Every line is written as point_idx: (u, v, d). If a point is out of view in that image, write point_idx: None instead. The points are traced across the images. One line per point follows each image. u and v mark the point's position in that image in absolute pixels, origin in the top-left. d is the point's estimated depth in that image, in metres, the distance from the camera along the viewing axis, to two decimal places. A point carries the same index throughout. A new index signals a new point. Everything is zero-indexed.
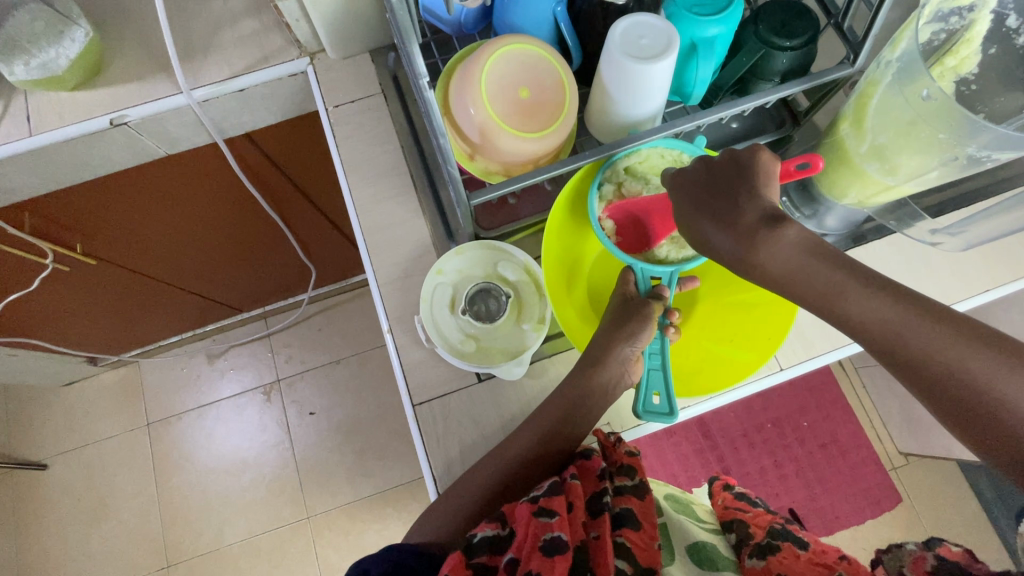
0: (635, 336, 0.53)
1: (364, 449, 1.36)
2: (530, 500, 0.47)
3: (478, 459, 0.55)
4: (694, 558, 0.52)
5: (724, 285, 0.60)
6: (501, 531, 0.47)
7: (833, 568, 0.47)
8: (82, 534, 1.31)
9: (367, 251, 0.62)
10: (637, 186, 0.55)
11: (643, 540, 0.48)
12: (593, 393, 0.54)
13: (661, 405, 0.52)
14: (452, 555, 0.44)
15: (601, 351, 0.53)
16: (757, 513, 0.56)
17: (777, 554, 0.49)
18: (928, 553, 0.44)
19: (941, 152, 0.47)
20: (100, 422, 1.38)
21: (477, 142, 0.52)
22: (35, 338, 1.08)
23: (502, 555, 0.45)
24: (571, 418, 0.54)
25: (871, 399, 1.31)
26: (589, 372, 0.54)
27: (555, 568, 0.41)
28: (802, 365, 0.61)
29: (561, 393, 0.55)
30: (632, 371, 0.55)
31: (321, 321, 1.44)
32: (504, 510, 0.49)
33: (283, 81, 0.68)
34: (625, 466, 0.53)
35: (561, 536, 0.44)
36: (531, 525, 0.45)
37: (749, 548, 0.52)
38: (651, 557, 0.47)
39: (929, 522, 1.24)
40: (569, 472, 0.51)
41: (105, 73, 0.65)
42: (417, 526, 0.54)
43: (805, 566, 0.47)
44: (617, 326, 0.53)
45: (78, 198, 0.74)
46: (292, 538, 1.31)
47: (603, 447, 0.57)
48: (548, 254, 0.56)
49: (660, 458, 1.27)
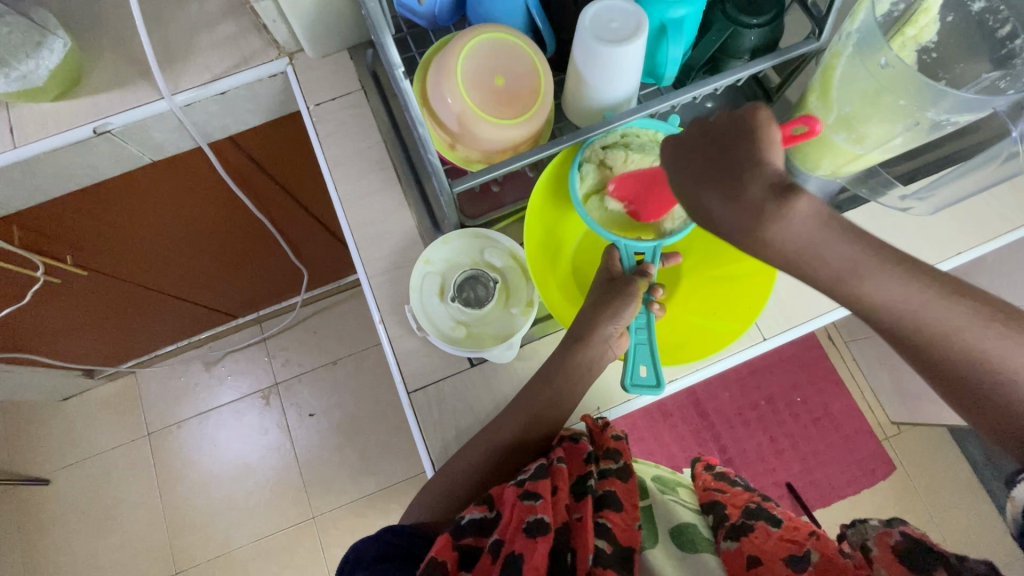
0: (617, 314, 0.54)
1: (367, 448, 1.37)
2: (517, 484, 0.49)
3: (472, 440, 0.56)
4: (677, 541, 0.53)
5: (708, 261, 0.62)
6: (488, 514, 0.48)
7: (802, 543, 0.48)
8: (89, 546, 1.32)
9: (355, 246, 0.63)
10: (620, 153, 0.55)
11: (624, 521, 0.49)
12: (579, 369, 0.56)
13: (649, 377, 0.54)
14: (440, 537, 0.46)
15: (586, 329, 0.55)
16: (734, 493, 0.57)
17: (749, 534, 0.51)
18: (893, 530, 0.45)
19: (904, 119, 0.48)
20: (100, 434, 1.38)
21: (456, 132, 0.53)
22: (30, 353, 1.08)
23: (488, 537, 0.46)
24: (558, 397, 0.56)
25: (861, 370, 1.33)
26: (575, 349, 0.56)
27: (538, 547, 0.42)
28: (784, 335, 0.62)
29: (549, 370, 0.56)
30: (615, 344, 0.56)
31: (316, 323, 1.45)
32: (492, 494, 0.51)
33: (264, 82, 0.69)
34: (612, 450, 0.55)
35: (545, 516, 0.44)
36: (516, 507, 0.46)
37: (724, 530, 0.53)
38: (631, 537, 0.48)
39: (923, 488, 1.27)
40: (556, 456, 0.53)
41: (86, 82, 0.66)
42: (415, 508, 0.55)
43: (775, 544, 0.49)
44: (601, 304, 0.55)
45: (65, 209, 0.75)
46: (300, 539, 1.32)
47: (591, 432, 0.58)
48: (531, 237, 0.58)
49: (658, 440, 1.28)
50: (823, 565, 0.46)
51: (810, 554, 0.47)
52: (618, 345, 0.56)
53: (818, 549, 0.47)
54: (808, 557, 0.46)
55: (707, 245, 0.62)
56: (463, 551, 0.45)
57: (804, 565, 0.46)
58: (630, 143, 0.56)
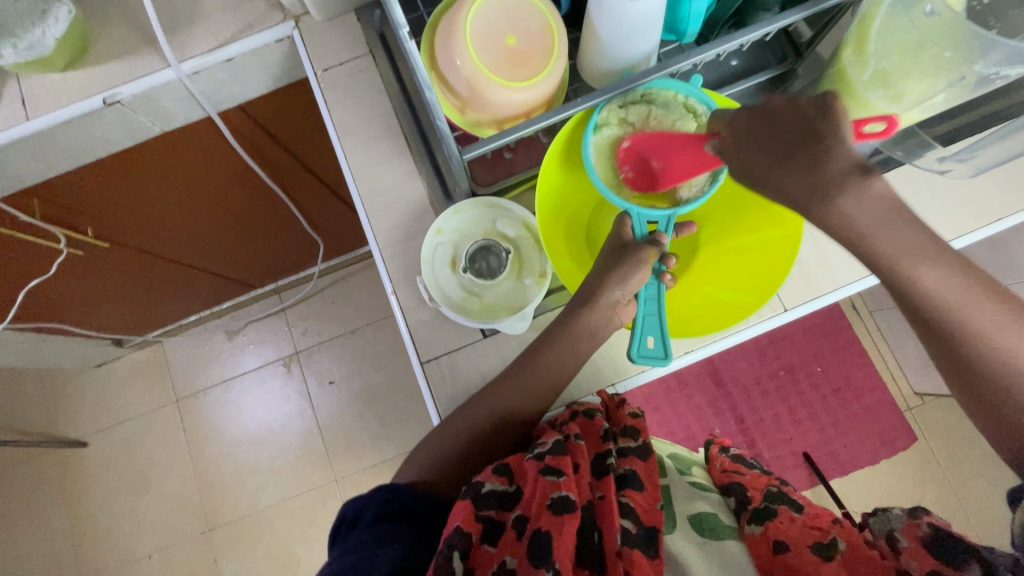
0: (625, 278, 0.54)
1: (385, 414, 1.40)
2: (537, 458, 0.49)
3: (472, 395, 0.57)
4: (696, 527, 0.53)
5: (725, 232, 0.61)
6: (508, 487, 0.49)
7: (827, 531, 0.49)
8: (126, 504, 1.39)
9: (366, 216, 0.62)
10: (642, 112, 0.54)
11: (646, 501, 0.49)
12: (589, 335, 0.56)
13: (656, 348, 0.53)
14: (461, 507, 0.45)
15: (591, 294, 0.56)
16: (753, 477, 0.59)
17: (774, 519, 0.51)
18: (919, 521, 0.47)
19: (949, 73, 0.45)
20: (132, 400, 1.44)
21: (466, 96, 0.51)
22: (60, 323, 1.12)
23: (509, 511, 0.47)
24: (564, 366, 0.56)
25: (886, 341, 1.30)
26: (580, 312, 0.56)
27: (566, 526, 0.43)
28: (804, 308, 0.61)
29: (562, 340, 0.56)
30: (621, 312, 0.57)
31: (334, 294, 1.46)
32: (510, 464, 0.51)
33: (270, 47, 0.67)
34: (629, 428, 0.56)
35: (570, 494, 0.45)
36: (539, 484, 0.46)
37: (748, 514, 0.53)
38: (654, 516, 0.48)
39: (945, 460, 1.25)
40: (573, 432, 0.53)
41: (93, 51, 0.65)
42: (406, 470, 0.56)
43: (800, 531, 0.49)
44: (607, 272, 0.55)
45: (81, 181, 0.75)
46: (323, 500, 1.37)
47: (607, 407, 0.59)
48: (542, 203, 0.56)
49: (674, 409, 1.28)
50: (848, 554, 0.46)
51: (835, 543, 0.47)
52: (624, 313, 0.57)
53: (843, 537, 0.48)
54: (835, 544, 0.47)
55: (725, 216, 0.61)
56: (486, 523, 0.45)
57: (830, 553, 0.47)
58: (652, 102, 0.54)
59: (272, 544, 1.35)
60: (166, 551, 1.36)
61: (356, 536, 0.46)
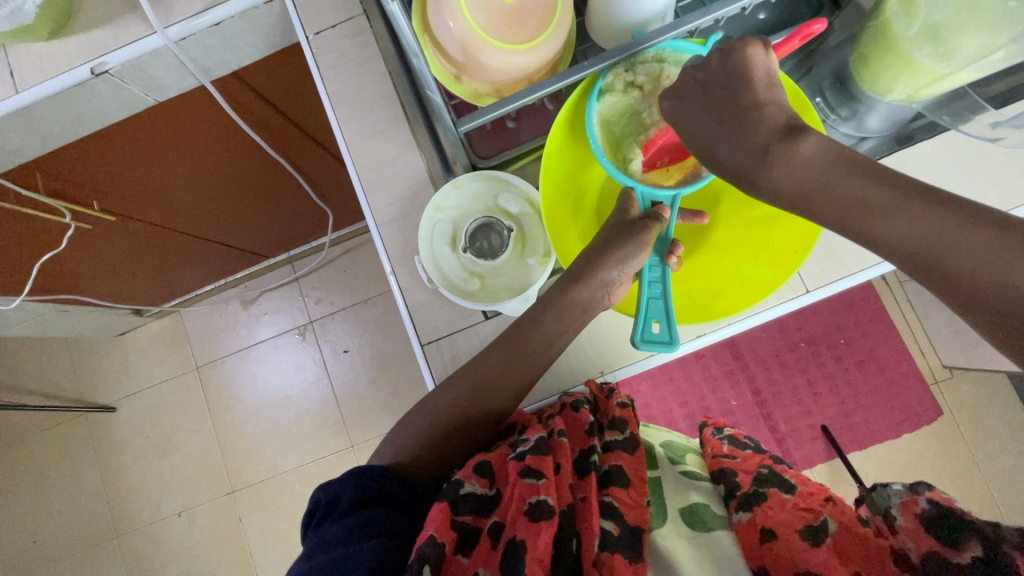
0: (623, 261, 0.53)
1: (399, 382, 1.42)
2: (517, 457, 0.48)
3: (456, 371, 0.56)
4: (686, 521, 0.53)
5: (747, 202, 0.57)
6: (488, 491, 0.49)
7: (819, 512, 0.49)
8: (155, 465, 1.45)
9: (362, 191, 0.60)
10: (654, 69, 0.49)
11: (631, 499, 0.49)
12: (583, 310, 0.54)
13: (661, 333, 0.50)
14: (437, 511, 0.45)
15: (583, 270, 0.54)
16: (745, 459, 0.57)
17: (762, 505, 0.51)
18: (918, 497, 0.43)
19: (1014, 25, 0.40)
20: (155, 367, 1.48)
21: (461, 62, 0.47)
22: (79, 295, 1.14)
23: (486, 516, 0.47)
24: (559, 346, 0.54)
25: (916, 312, 1.24)
26: (570, 287, 0.54)
27: (541, 534, 0.43)
28: (827, 287, 0.58)
29: (555, 315, 0.54)
30: (615, 294, 0.55)
31: (346, 263, 1.45)
32: (490, 464, 0.50)
33: (259, 10, 0.63)
34: (617, 420, 0.55)
35: (548, 499, 0.45)
36: (518, 487, 0.46)
37: (736, 501, 0.53)
38: (639, 516, 0.48)
39: (970, 435, 1.21)
40: (557, 429, 0.52)
41: (77, 18, 0.62)
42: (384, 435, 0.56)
43: (790, 514, 0.49)
44: (608, 247, 0.53)
45: (80, 155, 0.74)
46: (341, 465, 1.40)
47: (595, 398, 0.57)
48: (547, 181, 0.52)
49: (688, 381, 1.26)
50: (839, 535, 0.47)
51: (826, 525, 0.48)
52: (618, 294, 0.55)
53: (834, 518, 0.48)
54: (824, 528, 0.48)
55: None
56: (461, 531, 0.46)
57: (821, 536, 0.47)
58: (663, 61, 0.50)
59: (292, 505, 1.40)
60: (193, 510, 1.43)
61: (334, 527, 0.46)
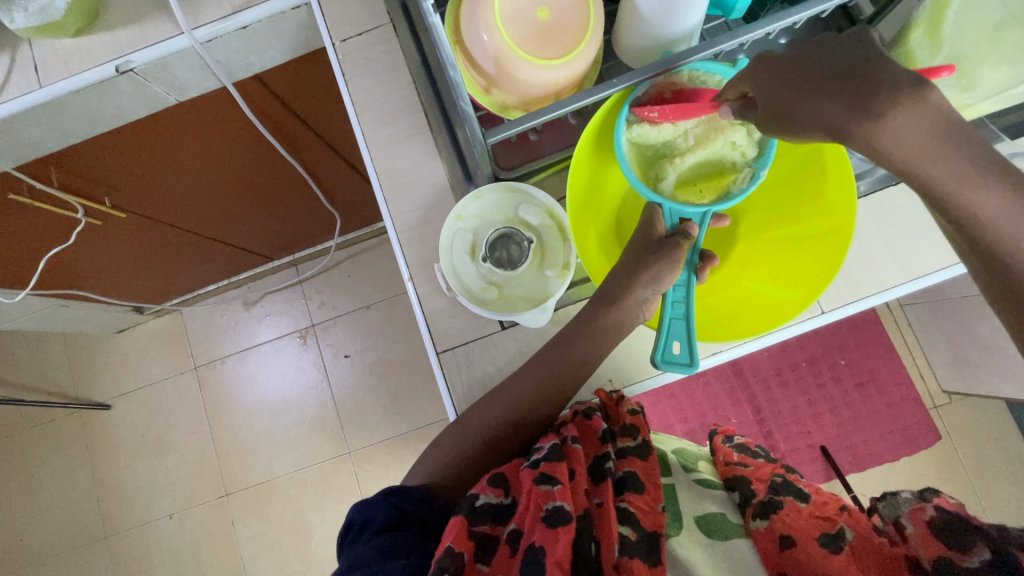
0: (655, 276, 0.52)
1: (399, 389, 1.41)
2: (532, 465, 0.49)
3: (480, 398, 0.56)
4: (703, 530, 0.53)
5: (765, 223, 0.58)
6: (503, 499, 0.49)
7: (835, 520, 0.49)
8: (148, 465, 1.43)
9: (383, 198, 0.60)
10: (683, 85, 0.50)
11: (647, 504, 0.49)
12: (607, 325, 0.54)
13: (682, 354, 0.51)
14: (454, 524, 0.45)
15: (618, 288, 0.54)
16: (758, 467, 0.58)
17: (779, 511, 0.51)
18: (926, 504, 0.44)
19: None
20: (152, 365, 1.47)
21: (492, 74, 0.48)
22: (82, 291, 1.13)
23: (503, 525, 0.47)
24: (575, 357, 0.54)
25: (917, 337, 1.25)
26: (602, 307, 0.54)
27: (559, 539, 0.43)
28: (842, 310, 0.58)
29: (577, 329, 0.55)
30: (646, 309, 0.55)
31: (350, 268, 1.45)
32: (505, 474, 0.51)
33: (287, 14, 0.64)
34: (629, 426, 0.55)
35: (564, 505, 0.44)
36: (534, 494, 0.46)
37: (753, 508, 0.53)
38: (655, 521, 0.48)
39: (968, 460, 1.22)
40: (570, 436, 0.52)
41: (105, 16, 0.62)
42: None
43: (807, 522, 0.49)
44: (636, 267, 0.53)
45: (96, 151, 0.74)
46: (336, 471, 1.39)
47: (606, 405, 0.58)
48: (572, 197, 0.53)
49: (690, 398, 1.26)
50: (856, 544, 0.47)
51: (843, 533, 0.48)
52: (648, 309, 0.55)
53: (851, 527, 0.48)
54: (842, 535, 0.48)
55: (765, 207, 0.58)
56: (479, 541, 0.45)
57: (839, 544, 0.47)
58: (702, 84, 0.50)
59: (285, 510, 1.38)
60: (184, 512, 1.40)
61: (365, 547, 0.46)
